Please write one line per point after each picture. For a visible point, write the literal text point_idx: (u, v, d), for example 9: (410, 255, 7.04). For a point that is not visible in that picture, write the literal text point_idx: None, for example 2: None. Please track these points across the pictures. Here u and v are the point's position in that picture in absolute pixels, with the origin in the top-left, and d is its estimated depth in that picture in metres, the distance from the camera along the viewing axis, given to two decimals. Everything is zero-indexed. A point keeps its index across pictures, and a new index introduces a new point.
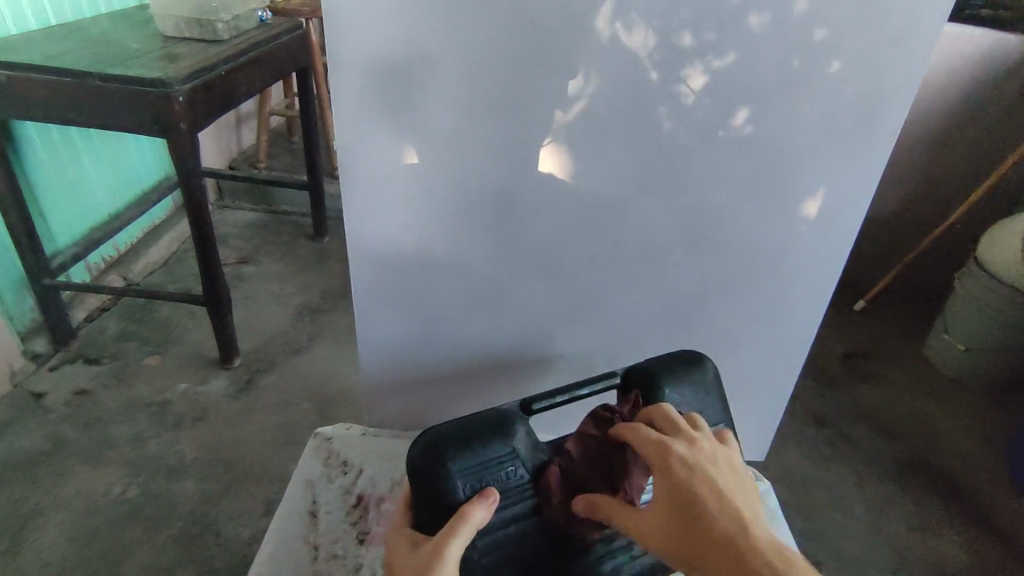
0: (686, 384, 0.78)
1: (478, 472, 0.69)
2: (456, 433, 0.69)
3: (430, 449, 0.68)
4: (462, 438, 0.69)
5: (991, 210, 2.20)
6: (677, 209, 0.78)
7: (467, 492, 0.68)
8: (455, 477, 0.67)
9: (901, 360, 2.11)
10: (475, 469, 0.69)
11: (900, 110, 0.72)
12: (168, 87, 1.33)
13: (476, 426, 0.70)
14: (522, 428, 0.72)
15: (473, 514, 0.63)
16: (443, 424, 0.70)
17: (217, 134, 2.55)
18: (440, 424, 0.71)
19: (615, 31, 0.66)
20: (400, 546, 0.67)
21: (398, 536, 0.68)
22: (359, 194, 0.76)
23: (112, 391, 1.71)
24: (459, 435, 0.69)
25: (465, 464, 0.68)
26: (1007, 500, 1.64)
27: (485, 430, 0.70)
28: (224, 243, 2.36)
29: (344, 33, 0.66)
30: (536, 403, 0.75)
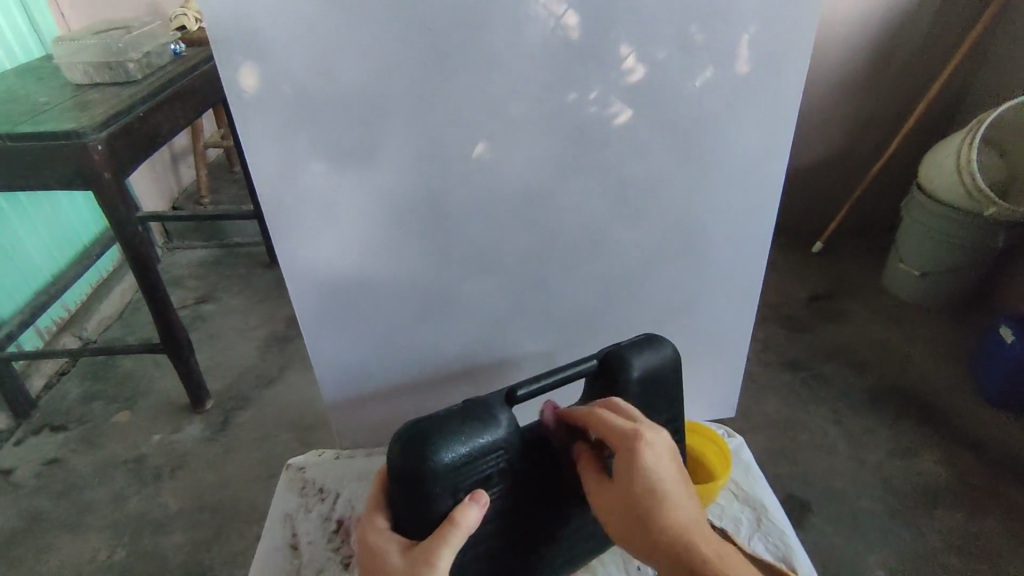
0: (660, 362, 0.78)
1: (464, 467, 0.67)
2: (445, 429, 0.66)
3: (417, 448, 0.65)
4: (453, 435, 0.66)
5: (927, 135, 2.26)
6: (605, 188, 0.79)
7: (450, 486, 0.66)
8: (440, 474, 0.65)
9: (863, 294, 2.16)
10: (461, 463, 0.67)
11: (802, 60, 0.73)
12: (84, 137, 1.28)
13: (467, 419, 0.68)
14: (510, 420, 0.70)
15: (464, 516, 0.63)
16: (432, 419, 0.67)
17: (153, 176, 2.48)
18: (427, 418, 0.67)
19: (511, 21, 0.66)
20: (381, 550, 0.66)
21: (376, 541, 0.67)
22: (285, 222, 0.75)
23: (84, 455, 1.66)
24: (448, 430, 0.66)
25: (455, 461, 0.66)
26: (978, 412, 1.70)
27: (475, 423, 0.68)
28: (178, 285, 2.30)
29: (236, 62, 0.65)
30: (520, 390, 0.73)
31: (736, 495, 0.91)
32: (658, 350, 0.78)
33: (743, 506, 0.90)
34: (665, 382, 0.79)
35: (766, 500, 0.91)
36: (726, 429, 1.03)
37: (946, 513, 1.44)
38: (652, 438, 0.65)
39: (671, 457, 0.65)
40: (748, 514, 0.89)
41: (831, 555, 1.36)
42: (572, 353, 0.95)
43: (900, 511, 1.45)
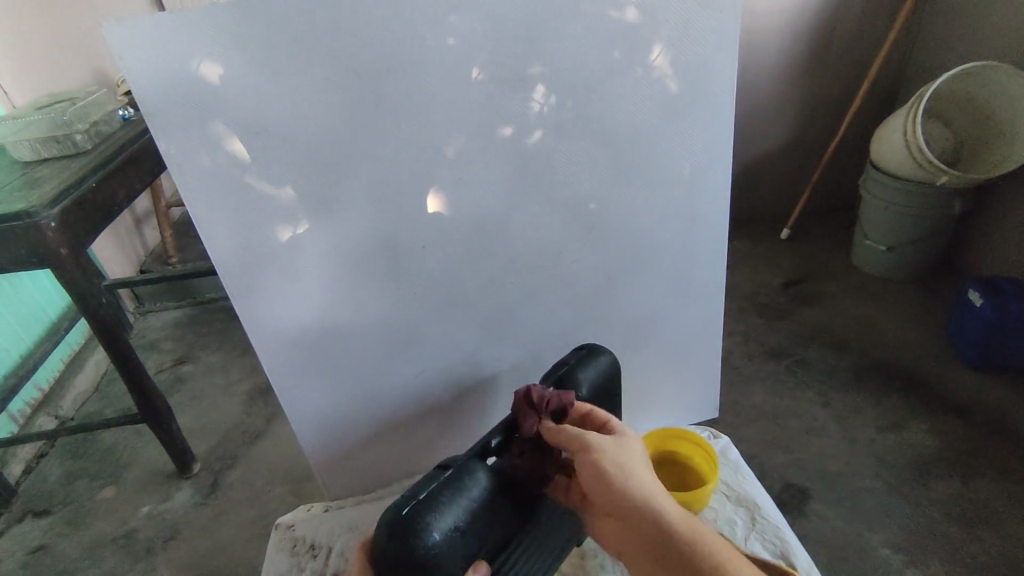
0: (598, 374, 0.85)
1: (457, 538, 0.68)
2: (429, 503, 0.67)
3: (405, 527, 0.66)
4: (436, 507, 0.67)
5: (875, 112, 2.32)
6: (560, 208, 0.80)
7: (448, 555, 0.67)
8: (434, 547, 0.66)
9: (835, 274, 2.20)
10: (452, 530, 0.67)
11: (728, 61, 0.77)
12: (36, 216, 1.25)
13: (447, 487, 0.70)
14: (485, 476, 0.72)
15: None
16: (413, 500, 0.68)
17: (117, 242, 2.44)
18: (406, 500, 0.68)
19: (445, 59, 0.68)
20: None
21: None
22: (244, 284, 0.74)
23: (71, 537, 1.61)
24: (430, 504, 0.68)
25: (446, 534, 0.67)
26: (960, 376, 1.73)
27: (454, 488, 0.70)
28: (154, 349, 2.26)
29: (173, 133, 0.64)
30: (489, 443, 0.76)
31: (728, 496, 0.92)
32: (591, 363, 0.85)
33: (737, 506, 0.91)
34: (606, 390, 0.86)
35: (759, 498, 0.92)
36: (712, 430, 1.04)
37: (941, 481, 1.46)
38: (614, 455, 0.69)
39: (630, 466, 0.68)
40: (742, 513, 0.90)
41: (836, 538, 1.36)
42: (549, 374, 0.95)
43: (897, 486, 1.46)
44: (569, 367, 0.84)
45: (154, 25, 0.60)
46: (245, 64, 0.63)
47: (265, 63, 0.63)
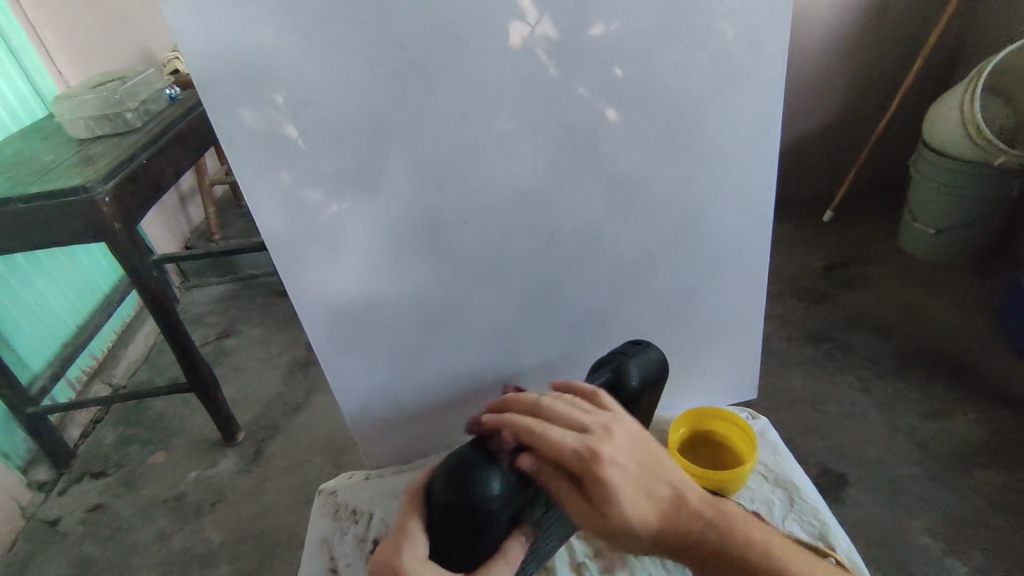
0: (650, 368, 0.84)
1: (513, 496, 0.68)
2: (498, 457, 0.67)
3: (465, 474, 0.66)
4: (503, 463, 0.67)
5: (926, 90, 2.23)
6: (600, 183, 0.80)
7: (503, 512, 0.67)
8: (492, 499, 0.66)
9: (880, 257, 2.13)
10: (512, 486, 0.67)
11: (778, 32, 0.75)
12: (92, 191, 1.30)
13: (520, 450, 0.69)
14: None
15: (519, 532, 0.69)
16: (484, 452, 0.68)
17: (164, 219, 2.52)
18: (476, 450, 0.68)
19: (489, 32, 0.68)
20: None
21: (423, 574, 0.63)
22: (290, 254, 0.76)
23: (126, 498, 1.70)
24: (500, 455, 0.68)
25: (506, 489, 0.67)
26: (1010, 364, 1.67)
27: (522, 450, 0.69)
28: (199, 322, 2.33)
29: (224, 106, 0.66)
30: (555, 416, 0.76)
31: (766, 478, 0.92)
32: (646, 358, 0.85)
33: (774, 488, 0.90)
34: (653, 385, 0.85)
35: (799, 481, 0.91)
36: (750, 412, 1.02)
37: (986, 469, 1.42)
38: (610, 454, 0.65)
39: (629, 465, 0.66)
40: (780, 496, 0.89)
41: (874, 525, 1.34)
42: (585, 351, 0.95)
43: (939, 474, 1.43)
44: (622, 359, 0.83)
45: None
46: (294, 38, 0.64)
47: (312, 36, 0.64)
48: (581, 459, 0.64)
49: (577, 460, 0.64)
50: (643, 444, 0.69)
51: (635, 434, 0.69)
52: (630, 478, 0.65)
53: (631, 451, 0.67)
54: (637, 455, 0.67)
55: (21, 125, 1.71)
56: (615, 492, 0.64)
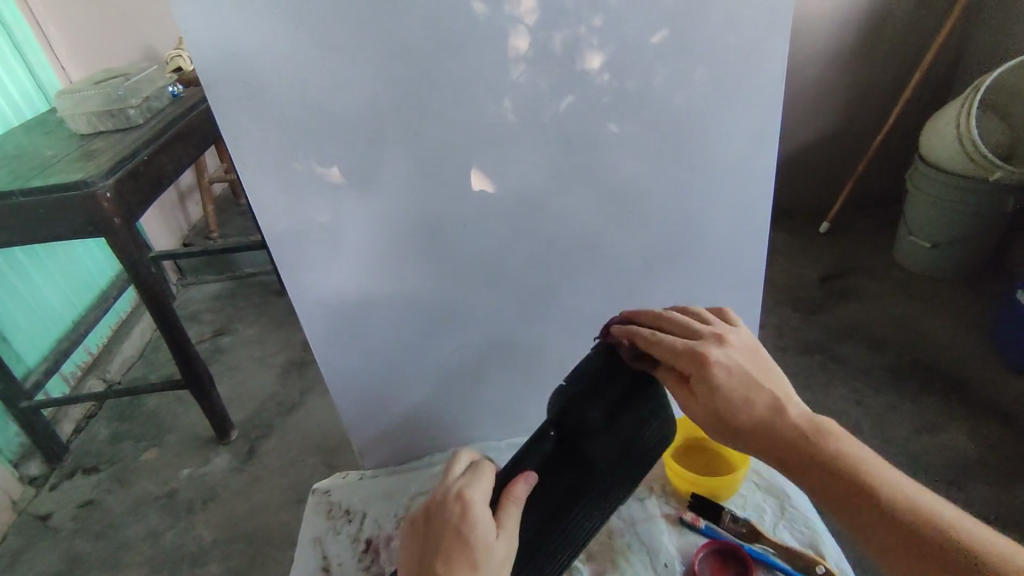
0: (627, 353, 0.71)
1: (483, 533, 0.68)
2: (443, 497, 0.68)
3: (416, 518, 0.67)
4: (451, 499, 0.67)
5: (924, 105, 2.25)
6: (600, 191, 0.81)
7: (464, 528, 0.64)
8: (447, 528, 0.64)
9: (876, 270, 2.15)
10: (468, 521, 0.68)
11: (779, 47, 0.76)
12: (92, 186, 1.30)
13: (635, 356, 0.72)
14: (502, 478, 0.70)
15: (516, 490, 0.67)
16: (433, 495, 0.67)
17: (163, 216, 2.52)
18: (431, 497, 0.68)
19: (493, 38, 0.69)
20: (477, 525, 0.61)
21: (471, 514, 0.62)
22: (290, 254, 0.76)
23: (117, 494, 1.69)
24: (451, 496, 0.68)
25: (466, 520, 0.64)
26: (1003, 379, 1.68)
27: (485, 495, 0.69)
28: (195, 319, 2.33)
29: (229, 105, 0.67)
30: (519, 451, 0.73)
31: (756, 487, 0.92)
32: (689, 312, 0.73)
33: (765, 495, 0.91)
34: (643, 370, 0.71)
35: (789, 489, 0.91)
36: None
37: (977, 483, 1.43)
38: (717, 357, 0.64)
39: (743, 369, 0.64)
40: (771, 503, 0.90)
41: None
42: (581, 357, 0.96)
43: (930, 486, 1.44)
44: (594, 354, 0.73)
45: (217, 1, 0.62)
46: (300, 40, 0.65)
47: (319, 40, 0.65)
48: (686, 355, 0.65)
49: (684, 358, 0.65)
50: (760, 352, 0.66)
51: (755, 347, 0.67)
52: (735, 381, 0.63)
53: (743, 354, 0.65)
54: (749, 360, 0.65)
55: (22, 118, 1.71)
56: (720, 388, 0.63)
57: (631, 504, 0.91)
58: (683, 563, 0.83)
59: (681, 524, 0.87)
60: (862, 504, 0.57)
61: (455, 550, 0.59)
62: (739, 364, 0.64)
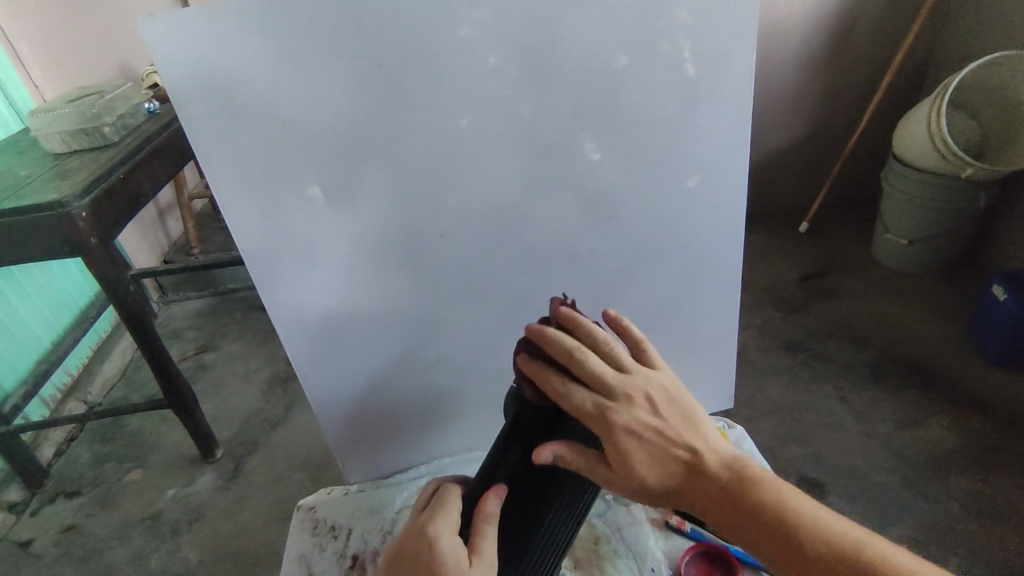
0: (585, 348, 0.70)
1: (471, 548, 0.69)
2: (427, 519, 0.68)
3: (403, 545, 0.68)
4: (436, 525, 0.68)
5: (895, 106, 2.30)
6: (576, 199, 0.82)
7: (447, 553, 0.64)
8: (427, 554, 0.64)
9: (855, 268, 2.17)
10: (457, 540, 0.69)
11: (745, 53, 0.78)
12: (67, 206, 1.29)
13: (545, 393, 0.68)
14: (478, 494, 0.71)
15: (489, 506, 0.66)
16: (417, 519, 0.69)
17: (142, 233, 2.49)
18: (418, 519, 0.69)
19: (463, 49, 0.69)
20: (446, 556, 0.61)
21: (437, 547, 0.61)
22: (267, 270, 0.76)
23: (100, 518, 1.66)
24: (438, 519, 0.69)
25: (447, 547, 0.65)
26: (981, 372, 1.71)
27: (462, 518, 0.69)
28: (178, 337, 2.30)
29: (201, 122, 0.66)
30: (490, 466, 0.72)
31: None
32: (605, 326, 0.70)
33: None
34: None
35: None
36: (725, 420, 1.02)
37: (959, 475, 1.45)
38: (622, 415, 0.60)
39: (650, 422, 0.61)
40: None
41: None
42: None
43: (914, 480, 1.45)
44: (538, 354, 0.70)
45: (187, 18, 0.62)
46: (271, 56, 0.65)
47: (290, 55, 0.65)
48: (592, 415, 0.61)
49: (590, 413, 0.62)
50: (674, 397, 0.63)
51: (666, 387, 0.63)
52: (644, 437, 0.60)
53: (656, 396, 0.62)
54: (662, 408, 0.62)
55: None
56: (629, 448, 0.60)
57: (617, 509, 0.90)
58: (670, 567, 0.83)
59: (667, 528, 0.87)
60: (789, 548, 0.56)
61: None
62: (648, 418, 0.61)
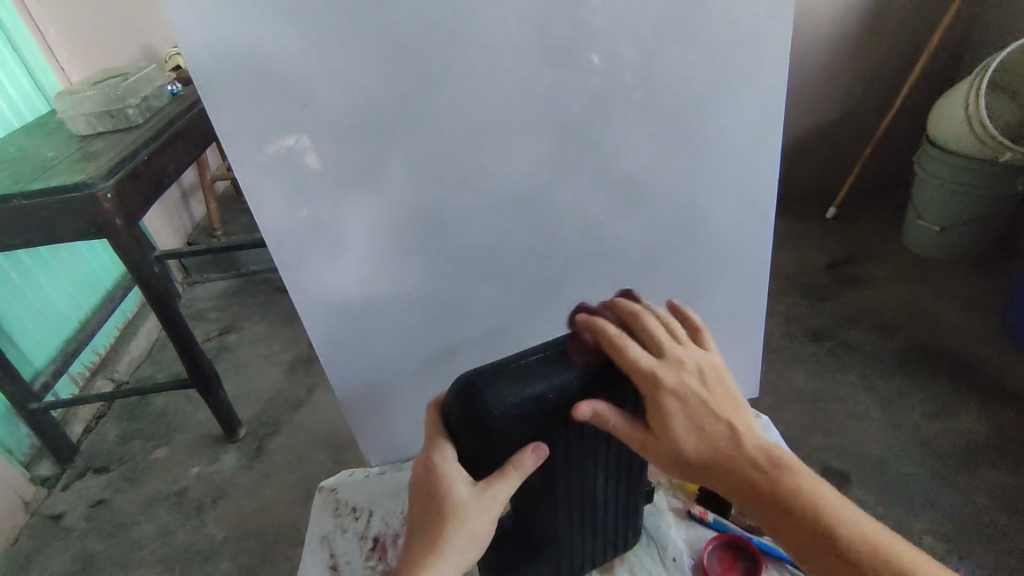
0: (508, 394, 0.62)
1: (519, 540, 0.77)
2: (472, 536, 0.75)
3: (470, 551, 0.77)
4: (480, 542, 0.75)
5: (929, 88, 2.22)
6: (602, 182, 0.80)
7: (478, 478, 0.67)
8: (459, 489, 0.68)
9: (884, 254, 2.12)
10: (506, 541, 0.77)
11: (782, 31, 0.75)
12: (92, 187, 1.30)
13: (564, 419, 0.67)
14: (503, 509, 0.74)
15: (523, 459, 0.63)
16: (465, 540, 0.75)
17: (166, 215, 2.52)
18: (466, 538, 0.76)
19: (489, 28, 0.68)
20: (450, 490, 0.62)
21: (442, 472, 0.63)
22: (290, 254, 0.76)
23: (128, 494, 1.70)
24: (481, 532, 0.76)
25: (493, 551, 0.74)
26: (1015, 362, 1.67)
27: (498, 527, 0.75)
28: (201, 318, 2.33)
29: (224, 104, 0.66)
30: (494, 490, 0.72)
31: None
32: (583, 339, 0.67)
33: None
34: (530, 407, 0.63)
35: None
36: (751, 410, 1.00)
37: (988, 469, 1.42)
38: (679, 386, 0.60)
39: (705, 387, 0.61)
40: None
41: None
42: None
43: (941, 472, 1.42)
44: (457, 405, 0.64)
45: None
46: (293, 35, 0.64)
47: (313, 35, 0.64)
48: (650, 380, 0.61)
49: (649, 380, 0.61)
50: (725, 377, 0.63)
51: (717, 368, 0.63)
52: (692, 412, 0.60)
53: (710, 372, 0.62)
54: (716, 384, 0.61)
55: (22, 120, 1.70)
56: (674, 420, 0.60)
57: None
58: (691, 557, 0.82)
59: (689, 518, 0.86)
60: (809, 533, 0.57)
61: (428, 507, 0.63)
62: (698, 389, 0.61)
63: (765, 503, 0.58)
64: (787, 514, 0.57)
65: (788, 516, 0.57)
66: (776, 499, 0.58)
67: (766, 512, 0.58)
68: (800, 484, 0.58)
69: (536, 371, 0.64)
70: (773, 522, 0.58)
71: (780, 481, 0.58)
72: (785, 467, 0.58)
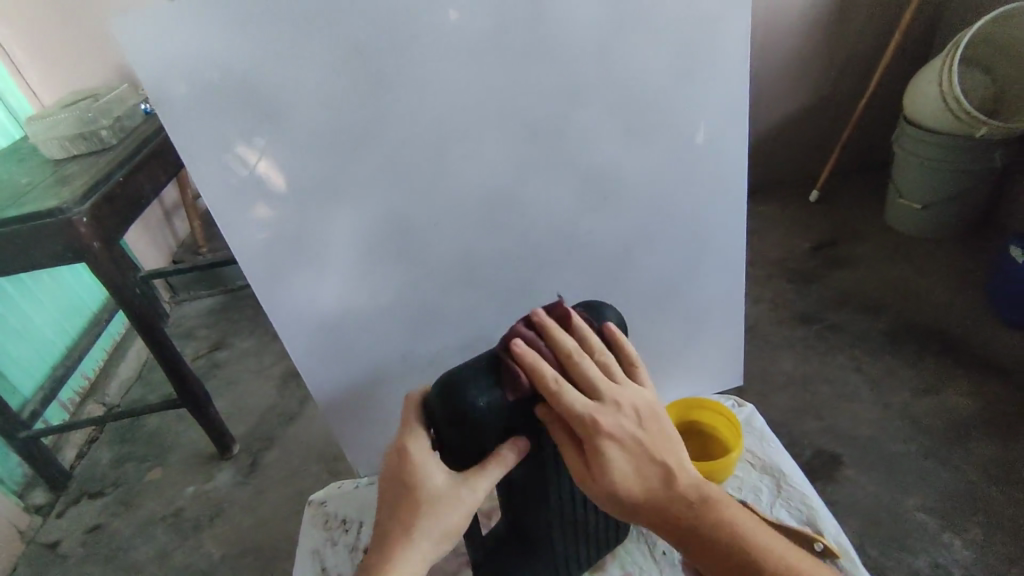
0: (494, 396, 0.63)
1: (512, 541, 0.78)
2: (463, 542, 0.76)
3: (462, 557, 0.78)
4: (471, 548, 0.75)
5: (904, 67, 2.24)
6: (572, 180, 0.80)
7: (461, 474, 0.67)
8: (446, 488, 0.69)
9: (868, 235, 2.13)
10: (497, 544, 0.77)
11: (740, 19, 0.75)
12: (68, 212, 1.29)
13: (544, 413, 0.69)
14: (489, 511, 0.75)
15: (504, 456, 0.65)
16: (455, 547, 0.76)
17: (149, 235, 2.50)
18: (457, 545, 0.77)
19: (447, 32, 0.68)
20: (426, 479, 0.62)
21: (417, 461, 0.63)
22: (262, 269, 0.75)
23: (124, 517, 1.69)
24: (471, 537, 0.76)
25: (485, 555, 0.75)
26: (1000, 335, 1.68)
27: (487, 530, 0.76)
28: (190, 336, 2.32)
29: (184, 123, 0.65)
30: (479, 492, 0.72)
31: (751, 465, 0.90)
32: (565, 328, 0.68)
33: (761, 474, 0.89)
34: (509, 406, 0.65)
35: (788, 469, 0.89)
36: (735, 399, 1.00)
37: (979, 443, 1.42)
38: (612, 427, 0.60)
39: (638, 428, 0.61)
40: (766, 482, 0.88)
41: (870, 505, 1.34)
42: None
43: (934, 448, 1.43)
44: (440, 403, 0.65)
45: (162, 18, 0.61)
46: (250, 49, 0.64)
47: (269, 48, 0.64)
48: (586, 424, 0.60)
49: (588, 423, 0.60)
50: (660, 418, 0.63)
51: (651, 407, 0.63)
52: (630, 455, 0.60)
53: (643, 412, 0.62)
54: (644, 425, 0.62)
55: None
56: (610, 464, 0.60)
57: None
58: None
59: None
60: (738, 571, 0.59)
61: (399, 493, 0.63)
62: (634, 432, 0.61)
63: (704, 543, 0.60)
64: (720, 555, 0.60)
65: (725, 556, 0.60)
66: (713, 539, 0.60)
67: (699, 550, 0.61)
68: (737, 526, 0.60)
69: (491, 385, 0.64)
70: (706, 560, 0.61)
71: (714, 525, 0.60)
72: (721, 511, 0.61)
